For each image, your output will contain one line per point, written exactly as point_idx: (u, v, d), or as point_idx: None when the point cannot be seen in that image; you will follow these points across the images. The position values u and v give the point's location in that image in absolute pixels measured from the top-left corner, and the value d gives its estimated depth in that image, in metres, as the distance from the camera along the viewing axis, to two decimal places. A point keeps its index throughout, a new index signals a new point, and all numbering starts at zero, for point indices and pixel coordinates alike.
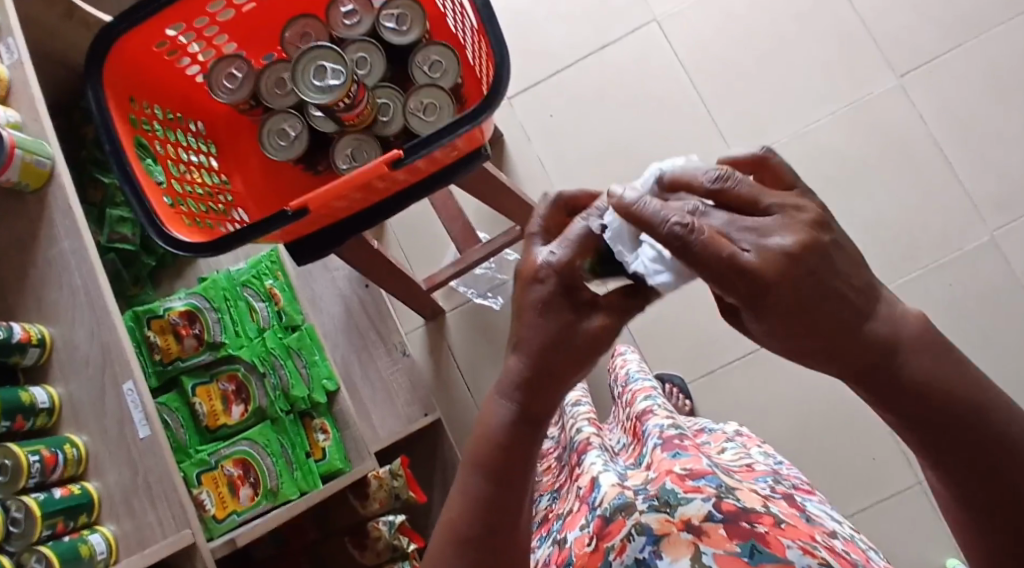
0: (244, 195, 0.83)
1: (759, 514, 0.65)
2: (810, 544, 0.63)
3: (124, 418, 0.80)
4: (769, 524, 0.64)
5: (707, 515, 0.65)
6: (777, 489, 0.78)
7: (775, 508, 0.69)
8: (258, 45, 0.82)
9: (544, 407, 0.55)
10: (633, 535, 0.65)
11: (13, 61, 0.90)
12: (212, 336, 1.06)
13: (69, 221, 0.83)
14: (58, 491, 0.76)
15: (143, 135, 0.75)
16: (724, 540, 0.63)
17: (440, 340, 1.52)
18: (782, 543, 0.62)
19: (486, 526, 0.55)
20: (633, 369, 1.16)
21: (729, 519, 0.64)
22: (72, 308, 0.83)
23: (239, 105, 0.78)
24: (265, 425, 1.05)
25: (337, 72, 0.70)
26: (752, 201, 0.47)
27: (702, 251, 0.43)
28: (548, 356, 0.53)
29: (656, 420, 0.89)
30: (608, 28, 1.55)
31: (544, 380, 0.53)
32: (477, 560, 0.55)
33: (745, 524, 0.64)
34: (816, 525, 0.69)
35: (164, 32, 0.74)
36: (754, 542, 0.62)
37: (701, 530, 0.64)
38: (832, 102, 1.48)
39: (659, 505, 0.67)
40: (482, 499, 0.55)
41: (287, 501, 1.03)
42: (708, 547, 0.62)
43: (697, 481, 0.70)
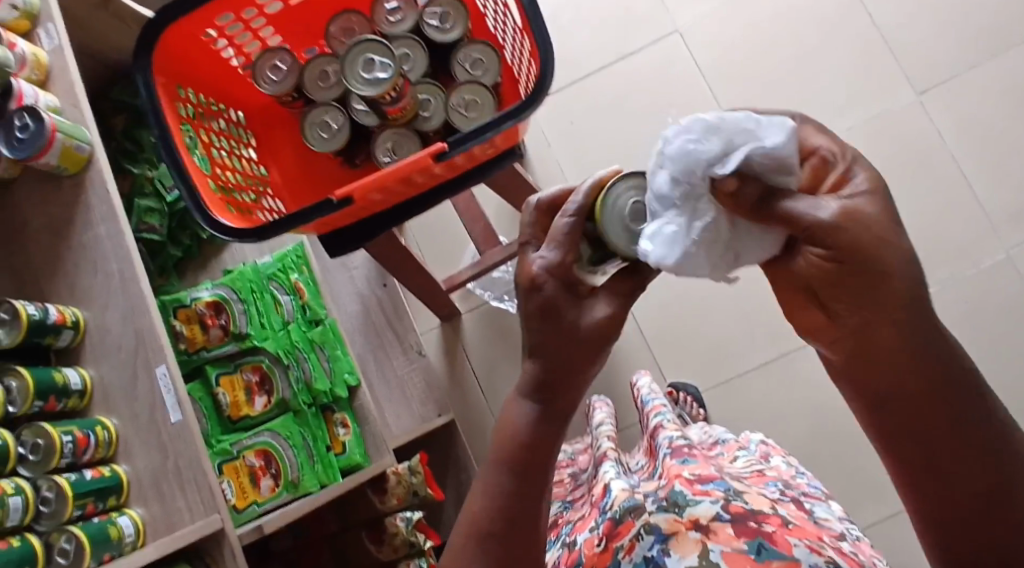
0: (280, 186, 0.85)
1: (766, 515, 0.66)
2: (817, 543, 0.64)
3: (156, 403, 0.81)
4: (776, 524, 0.65)
5: (714, 515, 0.65)
6: (787, 493, 0.80)
7: (783, 511, 0.70)
8: (301, 39, 0.83)
9: (568, 403, 0.56)
10: (642, 535, 0.65)
11: (52, 47, 0.90)
12: (238, 327, 1.07)
13: (106, 207, 0.84)
14: (89, 472, 0.76)
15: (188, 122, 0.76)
16: (732, 537, 0.62)
17: (455, 339, 1.53)
18: (788, 541, 0.62)
19: (509, 524, 0.54)
20: (647, 392, 1.16)
21: (736, 519, 0.64)
22: (107, 292, 0.83)
23: (281, 96, 0.79)
24: (288, 417, 1.06)
25: (385, 65, 0.71)
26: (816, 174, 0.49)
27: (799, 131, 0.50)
28: (577, 345, 0.54)
29: (667, 433, 0.91)
30: (630, 38, 1.57)
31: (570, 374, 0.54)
32: (501, 558, 0.54)
33: (753, 524, 0.64)
34: (823, 529, 0.70)
35: (213, 22, 0.75)
36: (761, 540, 0.62)
37: (709, 529, 0.63)
38: (851, 116, 1.49)
39: (668, 505, 0.68)
40: (508, 494, 0.54)
41: (308, 493, 1.03)
42: (716, 544, 0.62)
43: (705, 485, 0.71)
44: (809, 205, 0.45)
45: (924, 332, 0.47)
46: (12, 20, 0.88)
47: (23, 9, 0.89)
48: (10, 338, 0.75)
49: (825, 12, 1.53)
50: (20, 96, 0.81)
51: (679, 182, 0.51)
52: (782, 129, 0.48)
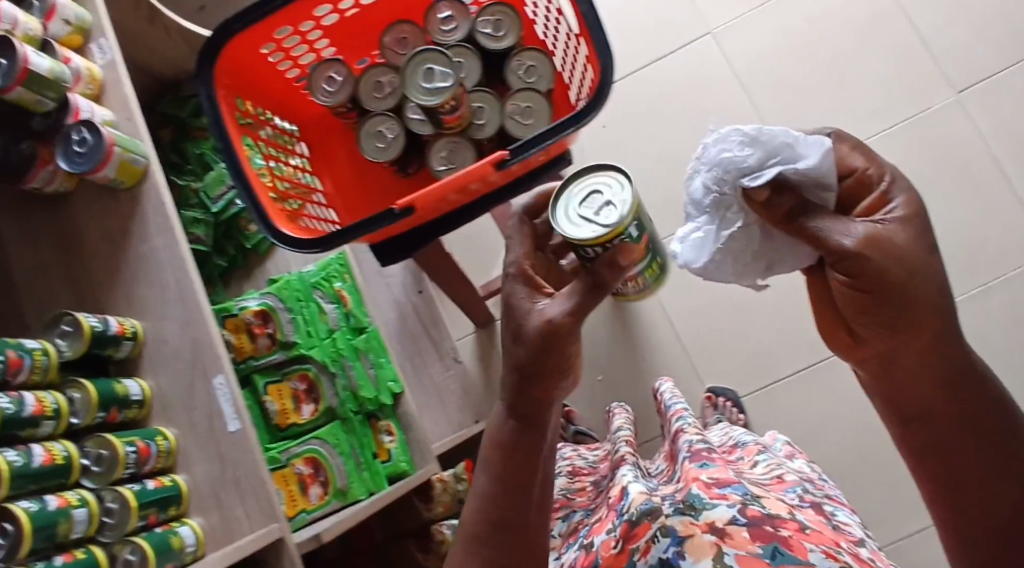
0: (333, 196, 0.86)
1: (783, 520, 0.65)
2: (834, 549, 0.63)
3: (214, 412, 0.82)
4: (793, 529, 0.64)
5: (730, 518, 0.65)
6: (805, 498, 0.80)
7: (801, 516, 0.70)
8: (353, 51, 0.84)
9: (540, 407, 0.60)
10: (658, 537, 0.65)
11: (106, 61, 0.91)
12: (286, 335, 1.08)
13: (162, 219, 0.85)
14: (151, 483, 0.77)
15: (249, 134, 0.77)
16: (746, 541, 0.62)
17: (489, 346, 1.53)
18: (804, 546, 0.62)
19: (497, 525, 0.59)
20: (668, 397, 1.15)
21: (752, 522, 0.64)
22: (164, 303, 0.84)
23: (337, 107, 0.79)
24: (335, 425, 1.07)
25: (445, 75, 0.73)
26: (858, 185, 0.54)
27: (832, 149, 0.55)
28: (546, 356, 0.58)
29: (688, 436, 0.89)
30: (662, 41, 1.56)
31: (538, 384, 0.59)
32: (489, 557, 0.58)
33: (768, 528, 0.64)
34: (843, 533, 0.72)
35: (272, 35, 0.76)
36: (776, 544, 0.62)
37: (725, 533, 0.63)
38: (889, 116, 1.48)
39: (684, 508, 0.67)
40: (492, 498, 0.59)
41: (356, 501, 1.05)
42: (730, 548, 0.62)
43: (723, 489, 0.70)
44: (839, 230, 0.50)
45: (950, 349, 0.51)
46: (67, 35, 0.89)
47: (76, 23, 0.89)
48: (73, 350, 0.76)
49: (859, 13, 1.52)
50: (77, 110, 0.82)
51: (711, 191, 0.59)
52: (817, 150, 0.53)
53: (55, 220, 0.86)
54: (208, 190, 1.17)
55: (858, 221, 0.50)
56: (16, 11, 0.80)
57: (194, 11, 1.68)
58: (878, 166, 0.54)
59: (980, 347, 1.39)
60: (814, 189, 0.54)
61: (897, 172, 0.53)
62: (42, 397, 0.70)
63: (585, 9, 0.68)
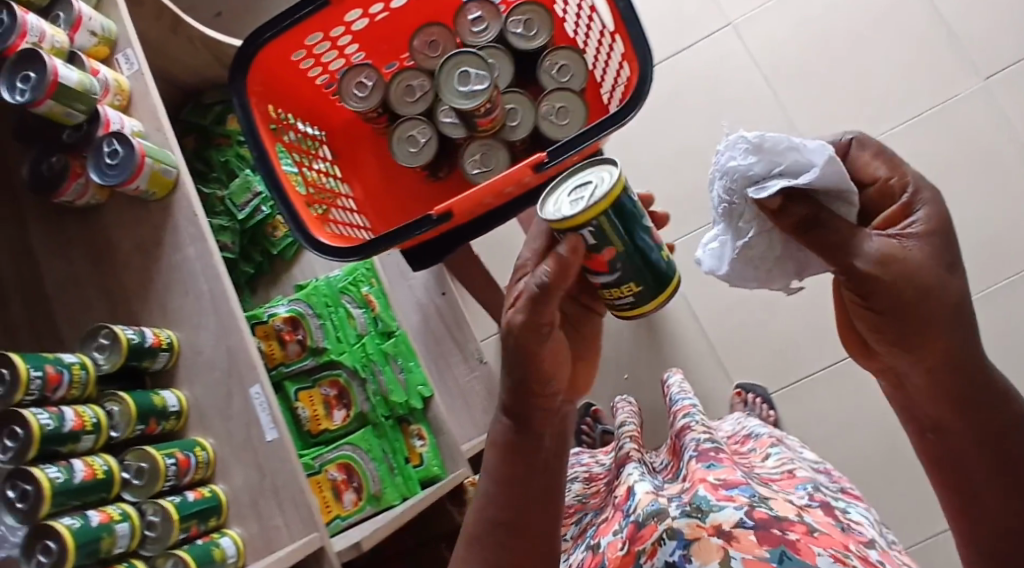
0: (364, 203, 0.86)
1: (792, 523, 0.65)
2: (843, 553, 0.63)
3: (251, 422, 0.81)
4: (801, 532, 0.64)
5: (738, 520, 0.64)
6: (816, 497, 0.77)
7: (810, 518, 0.69)
8: (383, 55, 0.83)
9: (531, 407, 0.60)
10: (663, 539, 0.64)
11: (132, 72, 0.91)
12: (316, 341, 1.08)
13: (194, 229, 0.85)
14: (191, 494, 0.77)
15: (282, 143, 0.76)
16: (754, 545, 0.62)
17: None
18: (812, 550, 0.62)
19: (496, 527, 0.60)
20: (675, 391, 1.13)
21: (760, 525, 0.63)
22: (199, 313, 0.84)
23: (368, 112, 0.79)
24: (367, 430, 1.07)
25: (480, 77, 0.71)
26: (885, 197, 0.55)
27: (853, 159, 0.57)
28: (538, 365, 0.59)
29: (694, 434, 0.87)
30: (680, 35, 1.55)
31: (531, 393, 0.60)
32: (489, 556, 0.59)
33: (777, 531, 0.63)
34: (851, 535, 0.69)
35: (304, 41, 0.75)
36: (784, 548, 0.62)
37: (732, 536, 0.63)
38: (915, 104, 1.46)
39: (691, 510, 0.66)
40: (490, 498, 0.61)
41: (390, 506, 1.05)
42: (737, 552, 0.62)
43: (731, 490, 0.69)
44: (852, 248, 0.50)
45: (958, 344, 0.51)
46: (92, 46, 0.88)
47: (102, 34, 0.89)
48: (110, 363, 0.76)
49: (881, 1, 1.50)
50: (107, 121, 0.82)
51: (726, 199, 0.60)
52: (817, 157, 0.53)
53: (87, 232, 0.86)
54: (234, 198, 1.17)
55: (875, 234, 0.51)
56: (44, 24, 0.80)
57: (210, 18, 1.68)
58: (901, 175, 0.54)
59: (1013, 337, 1.37)
60: (833, 198, 0.54)
61: (920, 183, 0.53)
62: (81, 411, 0.71)
63: (621, 5, 0.67)
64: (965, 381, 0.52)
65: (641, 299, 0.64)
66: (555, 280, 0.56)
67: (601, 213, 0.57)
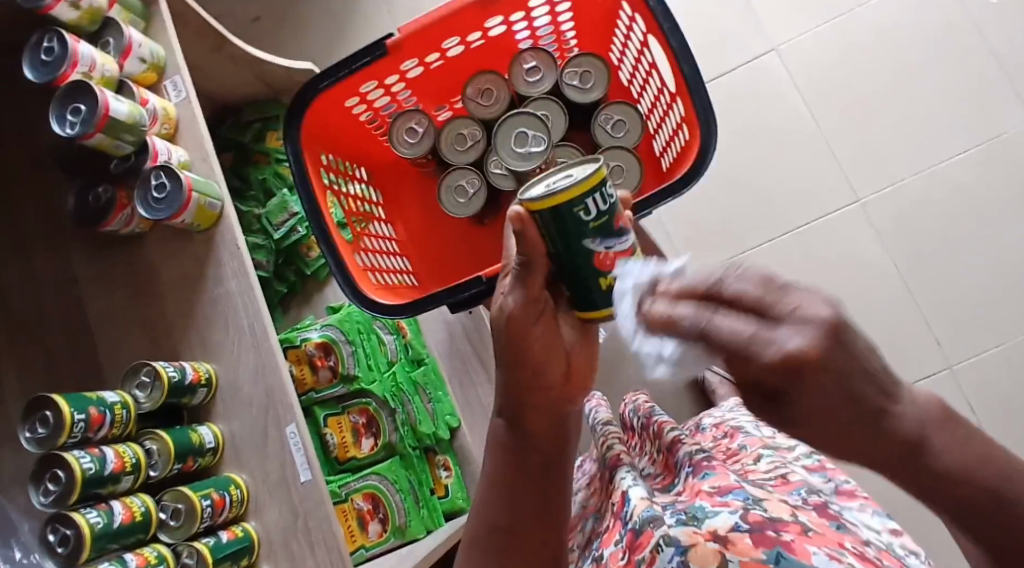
0: (407, 244, 0.88)
1: (786, 523, 0.58)
2: (837, 551, 0.56)
3: (286, 462, 0.81)
4: (795, 531, 0.57)
5: (732, 525, 0.57)
6: (810, 500, 0.72)
7: (804, 517, 0.63)
8: (432, 99, 0.87)
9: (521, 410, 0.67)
10: (661, 546, 0.57)
11: (180, 99, 0.90)
12: (347, 368, 1.06)
13: (236, 262, 0.85)
14: (224, 534, 0.78)
15: (330, 188, 0.79)
16: (750, 548, 0.55)
17: None
18: (807, 548, 0.55)
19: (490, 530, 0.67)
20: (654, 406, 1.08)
21: (755, 528, 0.57)
22: (239, 347, 0.84)
23: (418, 157, 0.84)
24: (395, 460, 1.06)
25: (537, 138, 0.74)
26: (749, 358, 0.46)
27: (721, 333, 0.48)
28: (530, 358, 0.65)
29: (687, 448, 0.83)
30: (722, 57, 1.50)
31: (524, 391, 0.66)
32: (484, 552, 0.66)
33: (772, 532, 0.56)
34: (846, 533, 0.63)
35: (357, 88, 0.79)
36: (780, 548, 0.55)
37: (728, 540, 0.56)
38: (964, 140, 1.43)
39: (687, 519, 0.60)
40: (487, 501, 0.68)
41: (414, 539, 1.04)
42: (734, 555, 0.55)
43: (725, 496, 0.64)
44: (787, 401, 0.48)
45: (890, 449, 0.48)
46: (141, 73, 0.88)
47: (151, 61, 0.89)
48: (151, 401, 0.77)
49: (933, 30, 1.46)
50: (155, 152, 0.83)
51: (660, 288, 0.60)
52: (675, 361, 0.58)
53: (134, 264, 0.87)
54: (270, 216, 1.17)
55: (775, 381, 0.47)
56: (94, 53, 0.80)
57: (247, 23, 1.66)
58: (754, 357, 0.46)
59: None
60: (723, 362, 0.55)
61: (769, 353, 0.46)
62: (121, 451, 0.71)
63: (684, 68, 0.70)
64: (892, 450, 0.48)
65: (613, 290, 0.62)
66: (526, 259, 0.60)
67: (552, 208, 0.56)
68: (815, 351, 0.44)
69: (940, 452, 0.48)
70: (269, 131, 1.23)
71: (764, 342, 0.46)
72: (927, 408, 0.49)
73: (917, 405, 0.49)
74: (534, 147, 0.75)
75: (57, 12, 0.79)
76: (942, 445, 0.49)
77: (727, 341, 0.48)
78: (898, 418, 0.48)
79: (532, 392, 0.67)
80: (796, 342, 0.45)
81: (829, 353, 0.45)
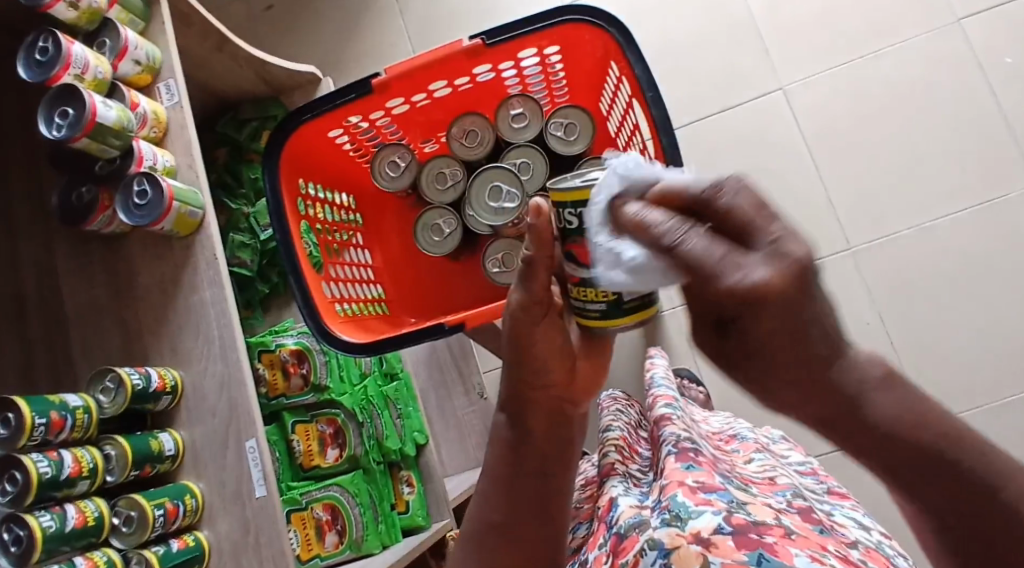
0: (382, 271, 0.96)
1: (769, 526, 0.62)
2: (820, 554, 0.61)
3: (243, 476, 0.82)
4: (778, 535, 0.61)
5: (715, 528, 0.61)
6: (794, 503, 0.72)
7: (787, 521, 0.66)
8: (420, 135, 0.95)
9: (520, 408, 0.69)
10: (645, 550, 0.62)
11: (172, 103, 0.91)
12: (319, 378, 1.07)
13: (212, 273, 0.86)
14: (175, 543, 0.79)
15: (308, 216, 0.86)
16: (732, 550, 0.60)
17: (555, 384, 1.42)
18: (789, 551, 0.59)
19: (489, 526, 0.71)
20: (659, 374, 1.09)
21: (738, 531, 0.61)
22: (206, 357, 0.85)
23: (399, 190, 0.91)
24: (357, 473, 1.07)
25: (510, 194, 0.83)
26: (713, 276, 0.41)
27: (692, 251, 0.42)
28: (531, 358, 0.66)
29: (673, 429, 0.84)
30: (729, 92, 1.46)
31: (524, 389, 0.68)
32: (492, 548, 0.70)
33: (754, 536, 0.61)
34: (829, 538, 0.65)
35: (343, 121, 0.87)
36: (761, 550, 0.59)
37: (710, 542, 0.60)
38: (958, 199, 1.40)
39: (670, 519, 0.64)
40: (484, 495, 0.72)
41: (370, 554, 1.05)
42: (716, 557, 0.59)
43: (709, 494, 0.66)
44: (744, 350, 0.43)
45: (835, 397, 0.45)
46: (135, 74, 0.88)
47: (146, 63, 0.89)
48: (114, 406, 0.77)
49: (946, 85, 1.41)
50: (140, 157, 0.83)
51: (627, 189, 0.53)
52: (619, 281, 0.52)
53: (111, 263, 0.88)
54: (259, 216, 1.18)
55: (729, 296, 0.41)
56: (88, 54, 0.80)
57: (261, 11, 1.65)
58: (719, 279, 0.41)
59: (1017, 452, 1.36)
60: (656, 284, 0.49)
61: (740, 274, 0.41)
62: (80, 455, 0.72)
63: (665, 143, 0.75)
64: (832, 403, 0.45)
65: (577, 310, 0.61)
66: (535, 256, 0.61)
67: (572, 201, 0.56)
68: (779, 285, 0.40)
69: (875, 405, 0.45)
70: (264, 129, 1.24)
71: (732, 269, 0.41)
72: (868, 363, 0.46)
73: (860, 360, 0.45)
74: (506, 203, 0.82)
75: (55, 11, 0.80)
76: (879, 398, 0.46)
77: (692, 258, 0.42)
78: (838, 369, 0.44)
79: (529, 389, 0.68)
80: (762, 275, 0.40)
81: (800, 290, 0.41)
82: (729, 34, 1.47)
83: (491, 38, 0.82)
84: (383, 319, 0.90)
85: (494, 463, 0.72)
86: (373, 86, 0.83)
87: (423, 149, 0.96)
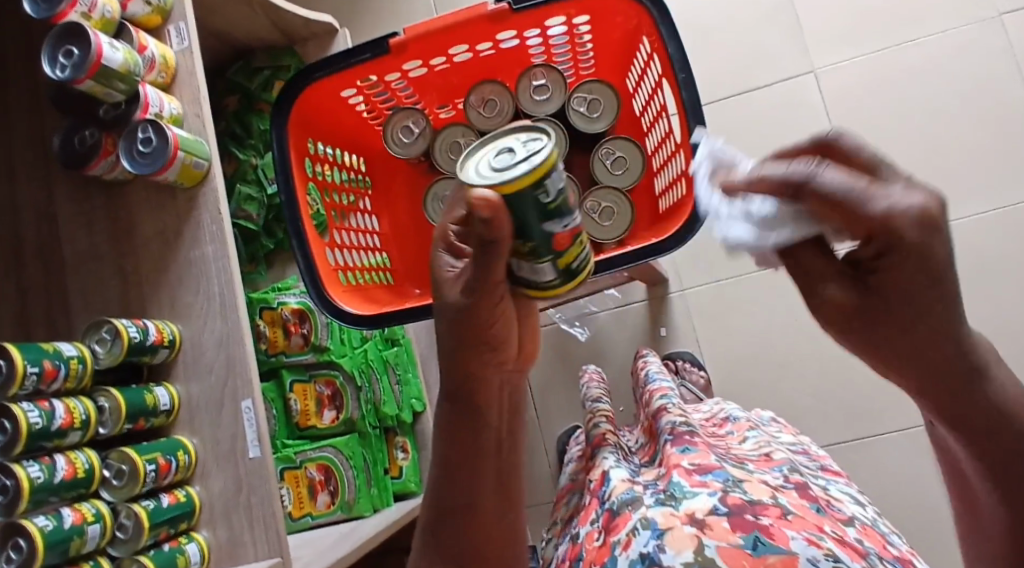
0: (389, 237, 0.94)
1: (765, 506, 0.61)
2: (816, 535, 0.58)
3: (238, 436, 0.82)
4: (774, 516, 0.60)
5: (711, 508, 0.60)
6: (791, 478, 0.70)
7: (785, 500, 0.64)
8: (436, 99, 0.91)
9: (464, 392, 0.64)
10: (638, 529, 0.61)
11: (181, 48, 0.87)
12: (319, 339, 1.06)
13: (215, 228, 0.84)
14: (166, 498, 0.78)
15: (315, 179, 0.84)
16: (727, 532, 0.58)
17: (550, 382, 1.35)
18: (785, 534, 0.57)
19: (441, 513, 0.67)
20: (653, 370, 1.08)
21: (733, 512, 0.60)
22: (206, 314, 0.83)
23: (412, 157, 0.90)
24: (353, 437, 1.06)
25: None
26: (856, 198, 0.45)
27: (821, 181, 0.46)
28: (481, 336, 0.61)
29: (669, 418, 0.82)
30: (757, 72, 1.41)
31: (468, 367, 0.63)
32: (449, 532, 0.66)
33: (750, 517, 0.59)
34: (825, 516, 0.64)
35: (355, 83, 0.84)
36: (757, 534, 0.57)
37: (705, 523, 0.59)
38: (984, 199, 1.34)
39: (665, 498, 0.64)
40: (435, 483, 0.67)
41: (360, 517, 1.04)
42: (710, 539, 0.57)
43: (704, 476, 0.66)
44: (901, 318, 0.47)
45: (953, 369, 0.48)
46: (144, 15, 0.85)
47: (156, 4, 0.86)
48: (110, 357, 0.76)
49: (983, 79, 1.36)
50: (146, 103, 0.80)
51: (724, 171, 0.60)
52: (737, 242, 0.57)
53: (112, 211, 0.86)
54: (267, 169, 1.16)
55: (869, 204, 0.45)
56: None
57: None
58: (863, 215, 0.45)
59: None
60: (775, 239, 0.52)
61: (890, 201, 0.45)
62: (72, 407, 0.71)
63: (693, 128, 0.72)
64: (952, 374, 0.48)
65: (523, 281, 0.62)
66: (494, 240, 0.54)
67: (513, 193, 0.52)
68: (924, 207, 0.44)
69: (998, 385, 0.48)
70: (277, 80, 1.20)
71: (878, 198, 0.45)
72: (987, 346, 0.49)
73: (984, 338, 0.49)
74: None
75: None
76: (1000, 378, 0.49)
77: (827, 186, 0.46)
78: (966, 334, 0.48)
79: (482, 368, 0.63)
80: (906, 198, 0.45)
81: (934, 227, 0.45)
82: (761, 13, 1.42)
83: (517, 4, 0.78)
84: (385, 290, 0.87)
85: (444, 450, 0.67)
86: (390, 47, 0.80)
87: (439, 115, 0.93)
